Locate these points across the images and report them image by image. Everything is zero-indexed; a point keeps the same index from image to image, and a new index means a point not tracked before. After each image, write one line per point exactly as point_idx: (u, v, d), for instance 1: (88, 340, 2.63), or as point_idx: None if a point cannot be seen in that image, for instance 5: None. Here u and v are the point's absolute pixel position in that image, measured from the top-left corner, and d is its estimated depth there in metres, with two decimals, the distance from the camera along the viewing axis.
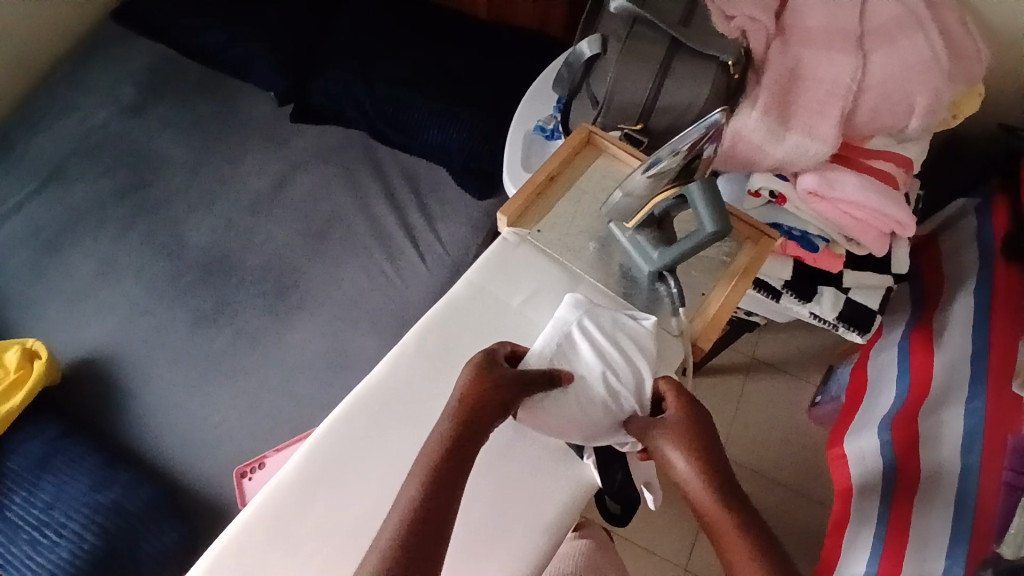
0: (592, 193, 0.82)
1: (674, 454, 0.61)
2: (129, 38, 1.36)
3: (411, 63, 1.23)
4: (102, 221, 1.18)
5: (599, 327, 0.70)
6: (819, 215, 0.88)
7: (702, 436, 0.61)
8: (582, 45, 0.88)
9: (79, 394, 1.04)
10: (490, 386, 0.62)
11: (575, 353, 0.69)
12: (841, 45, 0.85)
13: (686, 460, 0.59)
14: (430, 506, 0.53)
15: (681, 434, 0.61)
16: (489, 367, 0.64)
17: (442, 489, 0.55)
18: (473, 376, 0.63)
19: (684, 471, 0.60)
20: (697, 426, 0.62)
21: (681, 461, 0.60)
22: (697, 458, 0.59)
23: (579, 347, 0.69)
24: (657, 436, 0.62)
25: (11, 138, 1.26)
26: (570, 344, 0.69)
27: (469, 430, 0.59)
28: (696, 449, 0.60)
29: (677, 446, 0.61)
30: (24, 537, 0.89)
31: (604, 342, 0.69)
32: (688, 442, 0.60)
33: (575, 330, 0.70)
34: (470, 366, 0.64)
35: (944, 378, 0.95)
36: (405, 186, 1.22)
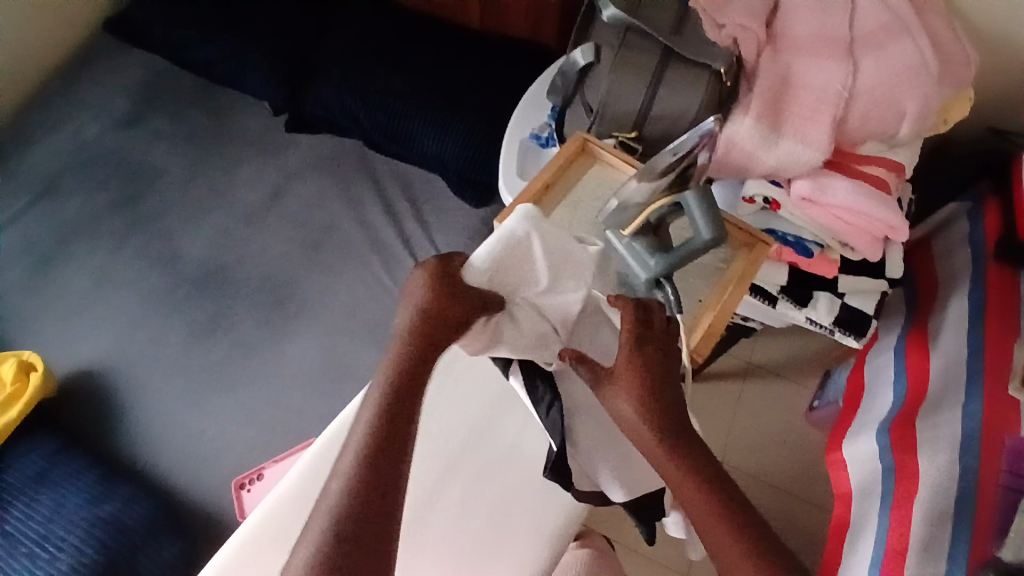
0: (588, 201, 0.82)
1: (622, 402, 0.61)
2: (123, 51, 1.37)
3: (405, 74, 1.24)
4: (98, 234, 1.18)
5: (546, 243, 0.66)
6: (812, 220, 0.89)
7: (652, 381, 0.61)
8: (576, 54, 0.89)
9: (76, 407, 1.04)
10: (445, 303, 0.59)
11: (513, 273, 0.65)
12: (833, 52, 0.85)
13: (634, 410, 0.60)
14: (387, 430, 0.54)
15: (629, 383, 0.61)
16: (443, 282, 0.60)
17: (398, 413, 0.55)
18: (427, 294, 0.60)
19: (633, 417, 0.61)
20: (646, 373, 0.61)
21: (628, 410, 0.61)
22: (644, 407, 0.60)
23: (520, 264, 0.65)
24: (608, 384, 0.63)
25: (5, 152, 1.26)
26: (512, 263, 0.65)
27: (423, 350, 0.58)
28: (642, 393, 0.61)
29: (626, 393, 0.61)
30: (23, 551, 0.88)
31: (547, 262, 0.66)
32: (637, 392, 0.61)
33: (518, 245, 0.65)
34: (423, 281, 0.60)
35: (941, 380, 0.95)
36: (401, 195, 1.22)
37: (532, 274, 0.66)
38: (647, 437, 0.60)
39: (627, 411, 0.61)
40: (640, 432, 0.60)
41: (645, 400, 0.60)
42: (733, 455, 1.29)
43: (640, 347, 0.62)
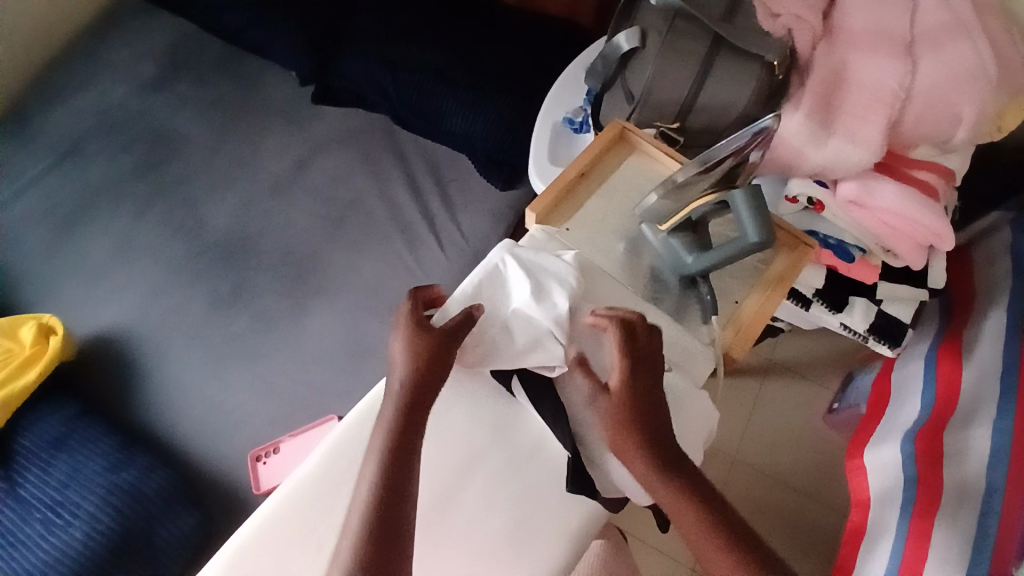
0: (625, 193, 0.79)
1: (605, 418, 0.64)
2: (151, 13, 1.34)
3: (436, 49, 1.20)
4: (120, 199, 1.16)
5: (520, 263, 0.70)
6: (857, 223, 0.86)
7: (637, 397, 0.63)
8: (619, 38, 0.84)
9: (95, 373, 1.04)
10: (431, 359, 0.65)
11: (491, 294, 0.70)
12: (890, 49, 0.81)
13: (584, 378, 0.66)
14: (392, 479, 0.59)
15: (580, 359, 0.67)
16: (428, 339, 0.66)
17: (401, 465, 0.60)
18: (416, 350, 0.65)
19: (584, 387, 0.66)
20: (629, 390, 0.63)
21: (580, 378, 0.66)
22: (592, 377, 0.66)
23: (496, 287, 0.71)
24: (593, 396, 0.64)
25: (30, 111, 1.25)
26: (487, 287, 0.71)
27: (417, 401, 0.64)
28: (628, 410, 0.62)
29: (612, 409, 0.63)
30: (37, 515, 0.89)
31: (523, 276, 0.69)
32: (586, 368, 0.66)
33: (491, 274, 0.71)
34: (407, 340, 0.66)
35: (973, 393, 0.92)
36: (427, 174, 1.19)
37: (512, 292, 0.70)
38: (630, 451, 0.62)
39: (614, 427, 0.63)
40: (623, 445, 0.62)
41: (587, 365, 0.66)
42: (748, 454, 1.27)
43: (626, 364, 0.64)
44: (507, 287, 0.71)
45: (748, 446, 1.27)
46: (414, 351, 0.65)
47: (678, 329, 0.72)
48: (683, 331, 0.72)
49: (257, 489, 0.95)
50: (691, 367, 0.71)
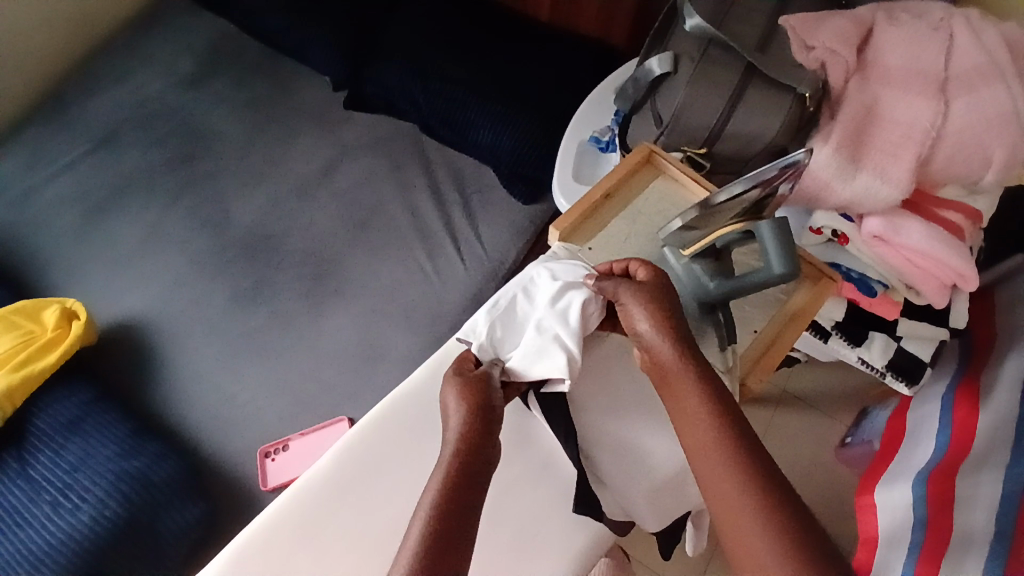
0: (648, 215, 0.79)
1: (639, 308, 0.64)
2: (194, 12, 1.37)
3: (469, 61, 1.22)
4: (150, 189, 1.19)
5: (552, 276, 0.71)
6: (880, 259, 0.85)
7: (671, 304, 0.65)
8: (651, 62, 0.85)
9: (114, 359, 1.06)
10: (484, 410, 0.64)
11: (520, 309, 0.71)
12: (923, 88, 0.81)
13: (647, 317, 0.63)
14: (454, 517, 0.56)
15: (647, 293, 0.65)
16: (478, 387, 0.65)
17: (463, 504, 0.58)
18: (466, 396, 0.64)
19: (644, 327, 0.64)
20: (668, 301, 0.65)
21: (642, 317, 0.64)
22: (657, 315, 0.64)
23: (526, 302, 0.71)
24: (625, 293, 0.66)
25: (69, 98, 1.27)
26: (516, 302, 0.71)
27: (474, 450, 0.61)
28: (667, 317, 0.64)
29: (647, 305, 0.64)
30: (46, 498, 0.90)
31: (552, 290, 0.70)
32: (652, 303, 0.64)
33: (522, 290, 0.72)
34: (454, 389, 0.65)
35: (987, 438, 0.90)
36: (451, 185, 1.21)
37: (539, 308, 0.70)
38: (691, 404, 0.60)
39: (663, 345, 0.63)
40: (675, 376, 0.61)
41: (653, 302, 0.64)
42: None
43: (660, 274, 0.68)
44: (536, 298, 0.71)
45: None
46: (466, 402, 0.64)
47: None
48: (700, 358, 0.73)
49: (265, 486, 0.96)
50: None
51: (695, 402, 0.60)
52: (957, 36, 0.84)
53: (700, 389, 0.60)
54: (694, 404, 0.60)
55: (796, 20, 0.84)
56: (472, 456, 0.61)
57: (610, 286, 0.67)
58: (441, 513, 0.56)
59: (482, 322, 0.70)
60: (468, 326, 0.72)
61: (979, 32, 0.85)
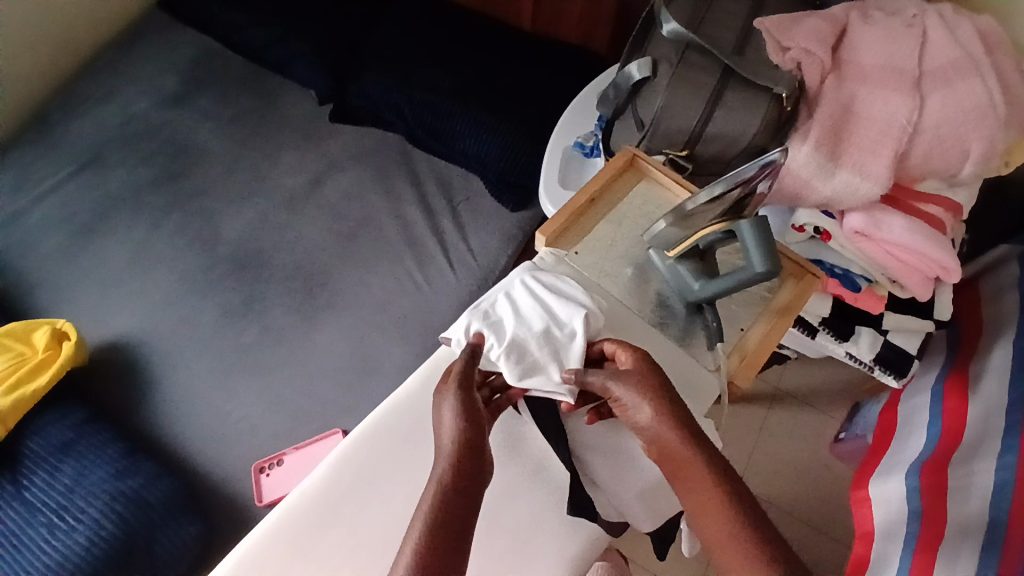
0: (633, 218, 0.80)
1: (636, 399, 0.61)
2: (177, 29, 1.38)
3: (452, 71, 1.23)
4: (138, 208, 1.19)
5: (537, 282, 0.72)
6: (864, 254, 0.86)
7: (665, 388, 0.62)
8: (631, 67, 0.87)
9: (105, 379, 1.06)
10: (478, 438, 0.62)
11: (501, 307, 0.71)
12: (899, 84, 0.82)
13: (648, 408, 0.60)
14: (443, 548, 0.55)
15: (640, 381, 0.62)
16: (473, 403, 0.63)
17: (449, 551, 0.55)
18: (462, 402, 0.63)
19: (646, 419, 0.60)
20: (659, 386, 0.62)
21: (642, 407, 0.61)
22: (656, 400, 0.60)
23: (507, 301, 0.71)
24: (618, 387, 0.62)
25: (53, 119, 1.28)
26: (498, 302, 0.71)
27: (461, 489, 0.59)
28: (665, 403, 0.60)
29: (643, 396, 0.61)
30: (42, 520, 0.89)
31: (536, 297, 0.71)
32: (649, 391, 0.61)
33: (503, 292, 0.73)
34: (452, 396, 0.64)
35: (978, 428, 0.91)
36: (438, 193, 1.21)
37: (519, 308, 0.70)
38: (704, 499, 0.56)
39: (667, 435, 0.59)
40: (685, 464, 0.58)
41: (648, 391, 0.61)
42: (755, 483, 1.26)
43: (645, 359, 0.64)
44: (518, 303, 0.71)
45: (753, 475, 1.26)
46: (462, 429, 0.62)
47: (683, 356, 0.73)
48: (690, 358, 0.73)
49: (260, 502, 0.96)
50: (694, 393, 0.71)
51: (709, 494, 0.56)
52: (931, 32, 0.86)
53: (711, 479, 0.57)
54: (706, 494, 0.56)
55: (771, 22, 0.86)
56: (459, 493, 0.58)
57: (597, 381, 0.64)
58: (428, 560, 0.53)
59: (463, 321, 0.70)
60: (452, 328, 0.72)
61: (954, 27, 0.86)
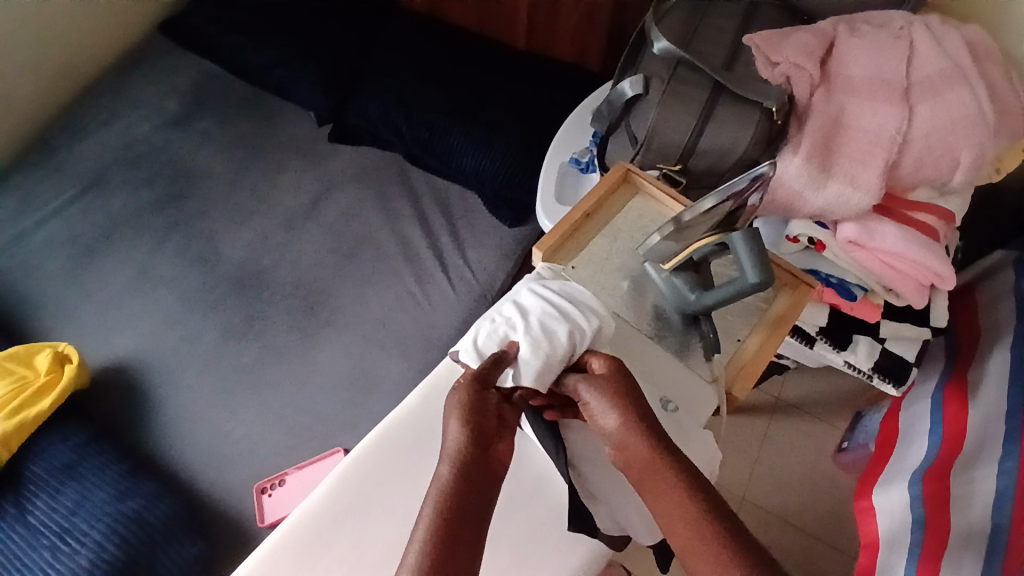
0: (629, 232, 0.81)
1: (601, 404, 0.63)
2: (178, 53, 1.40)
3: (449, 91, 1.25)
4: (139, 231, 1.20)
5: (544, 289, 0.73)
6: (859, 263, 0.87)
7: (632, 395, 0.63)
8: (624, 85, 0.89)
9: (107, 400, 1.06)
10: (481, 444, 0.59)
11: (508, 311, 0.71)
12: (888, 96, 0.84)
13: (609, 413, 0.62)
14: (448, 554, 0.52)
15: (605, 387, 0.64)
16: (475, 407, 0.61)
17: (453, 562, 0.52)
18: (462, 404, 0.61)
19: (608, 425, 0.62)
20: (627, 395, 0.63)
21: (603, 413, 0.63)
22: (616, 407, 0.62)
23: (514, 305, 0.72)
24: (585, 391, 0.65)
25: (55, 143, 1.29)
26: (505, 308, 0.72)
27: (465, 499, 0.55)
28: (630, 410, 0.62)
29: (609, 403, 0.63)
30: (45, 542, 0.90)
31: (541, 299, 0.71)
32: (613, 398, 0.63)
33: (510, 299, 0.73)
34: (456, 399, 0.62)
35: (978, 435, 0.91)
36: (437, 210, 1.23)
37: (527, 312, 0.70)
38: (671, 503, 0.56)
39: (635, 442, 0.60)
40: (651, 469, 0.58)
41: (610, 397, 0.63)
42: (757, 494, 1.25)
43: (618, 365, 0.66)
44: (527, 305, 0.71)
45: (755, 487, 1.26)
46: (463, 437, 0.59)
47: (681, 368, 0.74)
48: (687, 370, 0.74)
49: (262, 522, 0.95)
50: (692, 404, 0.72)
51: (675, 498, 0.56)
52: (918, 44, 0.87)
53: (677, 482, 0.57)
54: (672, 497, 0.56)
55: (759, 38, 0.88)
56: (461, 504, 0.55)
57: (571, 386, 0.66)
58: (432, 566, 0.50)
59: (472, 327, 0.71)
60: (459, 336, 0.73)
61: (941, 38, 0.88)
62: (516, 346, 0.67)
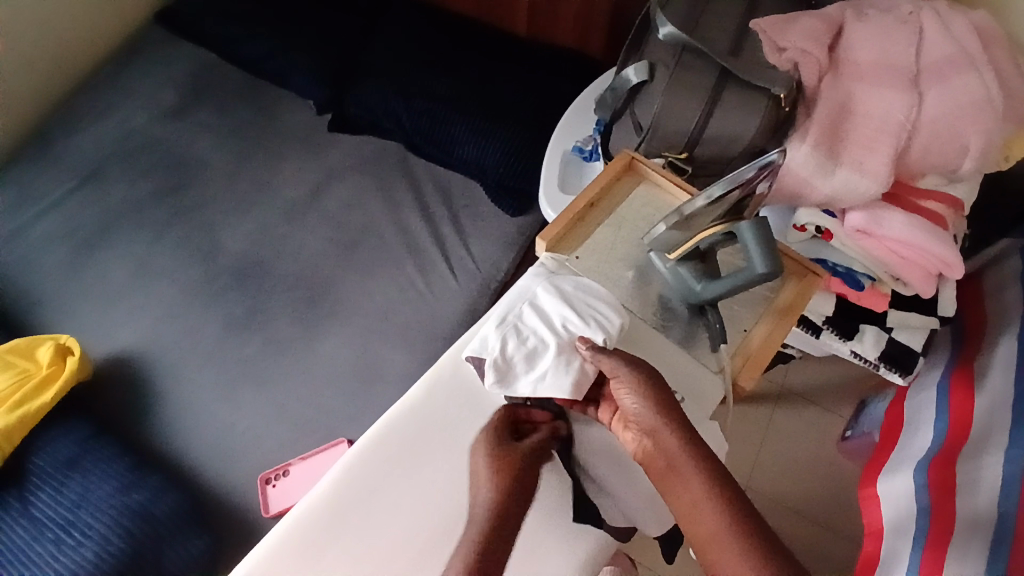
0: (633, 221, 0.80)
1: (630, 388, 0.64)
2: (175, 43, 1.39)
3: (449, 79, 1.24)
4: (139, 222, 1.19)
5: (558, 287, 0.71)
6: (866, 252, 0.86)
7: (660, 383, 0.64)
8: (628, 71, 0.88)
9: (109, 393, 1.06)
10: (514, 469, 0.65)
11: (531, 320, 0.69)
12: (896, 80, 0.82)
13: (639, 399, 0.63)
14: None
15: (635, 372, 0.64)
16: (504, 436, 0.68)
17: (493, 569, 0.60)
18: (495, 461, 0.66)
19: (636, 408, 0.63)
20: (661, 384, 0.64)
21: (632, 398, 0.64)
22: (644, 394, 0.63)
23: (535, 312, 0.70)
24: (619, 369, 0.65)
25: (54, 135, 1.28)
26: (526, 315, 0.70)
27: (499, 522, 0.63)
28: (660, 399, 0.63)
29: (640, 388, 0.63)
30: (49, 536, 0.90)
31: (559, 299, 0.69)
32: (642, 385, 0.64)
33: (529, 302, 0.71)
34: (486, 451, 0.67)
35: (984, 423, 0.90)
36: (438, 199, 1.22)
37: (550, 320, 0.69)
38: (690, 495, 0.59)
39: (664, 433, 0.61)
40: (678, 462, 0.60)
41: (640, 385, 0.64)
42: (760, 483, 1.25)
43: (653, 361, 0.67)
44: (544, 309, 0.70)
45: (758, 476, 1.26)
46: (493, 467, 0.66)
47: (686, 359, 0.73)
48: (692, 362, 0.73)
49: (266, 513, 0.96)
50: (698, 395, 0.71)
51: (699, 491, 0.58)
52: (926, 28, 0.86)
53: (703, 477, 0.59)
54: (693, 487, 0.58)
55: (766, 23, 0.86)
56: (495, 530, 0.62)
57: (608, 363, 0.65)
58: None
59: (495, 339, 0.69)
60: (477, 344, 0.70)
61: (949, 21, 0.86)
62: (543, 357, 0.67)
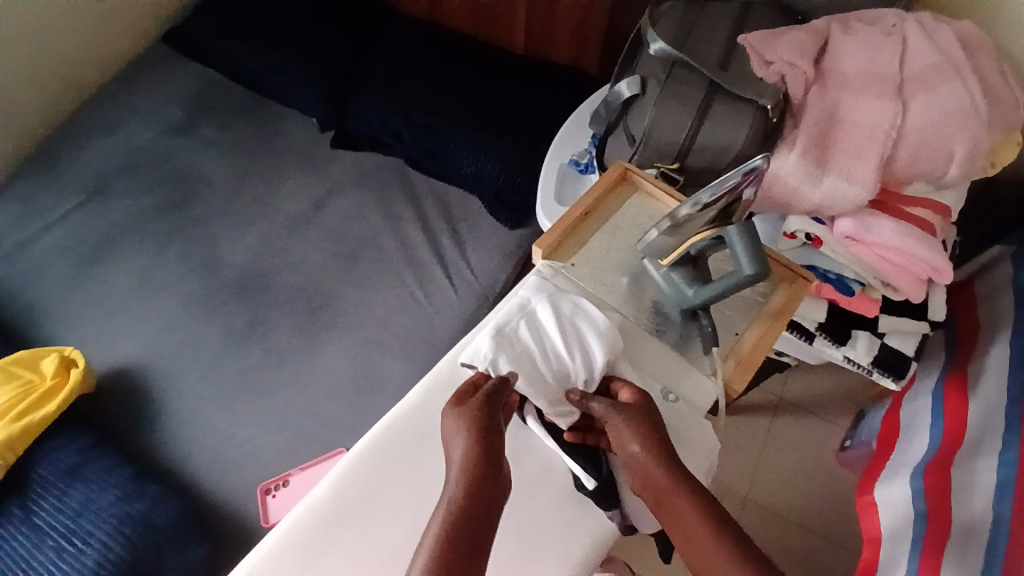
0: (628, 229, 0.82)
1: (628, 432, 0.65)
2: (179, 62, 1.42)
3: (449, 96, 1.27)
4: (143, 237, 1.21)
5: (558, 310, 0.72)
6: (855, 258, 0.87)
7: (653, 422, 0.65)
8: (621, 85, 0.91)
9: (111, 405, 1.07)
10: (488, 480, 0.61)
11: (525, 338, 0.70)
12: (882, 90, 0.84)
13: (635, 442, 0.64)
14: (471, 530, 0.58)
15: (631, 418, 0.65)
16: (482, 436, 0.63)
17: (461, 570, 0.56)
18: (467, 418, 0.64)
19: (632, 452, 0.64)
20: (654, 422, 0.66)
21: (629, 442, 0.64)
22: (640, 436, 0.64)
23: (531, 332, 0.70)
24: (614, 415, 0.66)
25: (58, 152, 1.31)
26: (521, 331, 0.70)
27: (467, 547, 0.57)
28: (652, 438, 0.64)
29: (634, 432, 0.64)
30: (50, 543, 0.90)
31: (555, 323, 0.70)
32: (638, 428, 0.64)
33: (527, 319, 0.71)
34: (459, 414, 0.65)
35: (980, 426, 0.91)
36: (438, 213, 1.24)
37: (543, 343, 0.70)
38: (688, 526, 0.60)
39: (655, 471, 0.63)
40: (666, 497, 0.62)
41: (635, 428, 0.64)
42: (760, 493, 1.26)
43: (644, 394, 0.68)
44: (540, 329, 0.71)
45: (758, 486, 1.26)
46: (459, 498, 0.60)
47: (680, 362, 0.75)
48: (686, 365, 0.74)
49: (266, 522, 0.96)
50: (689, 396, 0.73)
51: (694, 522, 0.60)
52: (910, 40, 0.88)
53: (696, 510, 0.60)
54: (689, 520, 0.60)
55: (754, 38, 0.89)
56: (464, 547, 0.57)
57: (601, 407, 0.67)
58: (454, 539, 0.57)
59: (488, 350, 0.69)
60: (470, 349, 0.70)
61: (932, 33, 0.89)
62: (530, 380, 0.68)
